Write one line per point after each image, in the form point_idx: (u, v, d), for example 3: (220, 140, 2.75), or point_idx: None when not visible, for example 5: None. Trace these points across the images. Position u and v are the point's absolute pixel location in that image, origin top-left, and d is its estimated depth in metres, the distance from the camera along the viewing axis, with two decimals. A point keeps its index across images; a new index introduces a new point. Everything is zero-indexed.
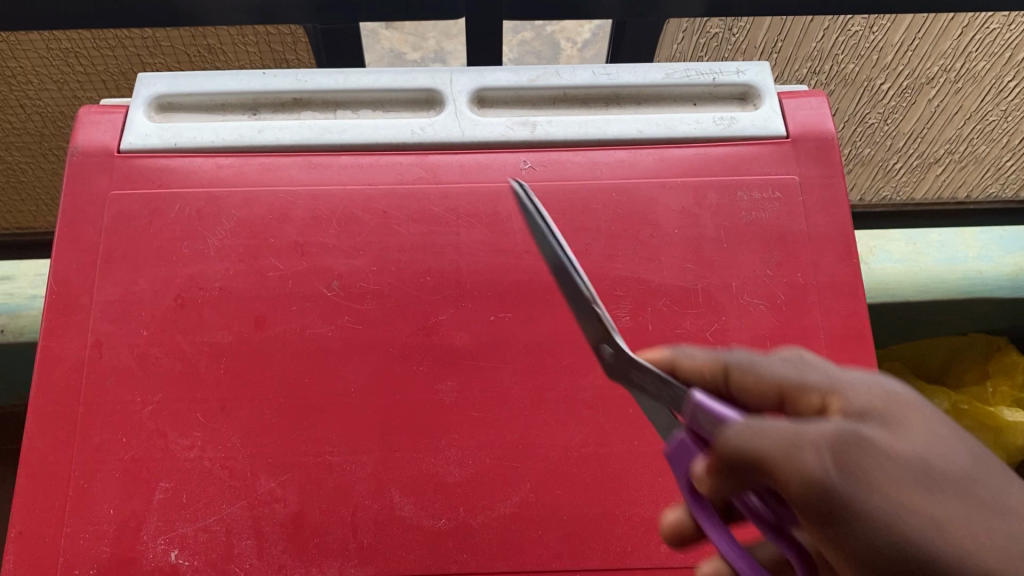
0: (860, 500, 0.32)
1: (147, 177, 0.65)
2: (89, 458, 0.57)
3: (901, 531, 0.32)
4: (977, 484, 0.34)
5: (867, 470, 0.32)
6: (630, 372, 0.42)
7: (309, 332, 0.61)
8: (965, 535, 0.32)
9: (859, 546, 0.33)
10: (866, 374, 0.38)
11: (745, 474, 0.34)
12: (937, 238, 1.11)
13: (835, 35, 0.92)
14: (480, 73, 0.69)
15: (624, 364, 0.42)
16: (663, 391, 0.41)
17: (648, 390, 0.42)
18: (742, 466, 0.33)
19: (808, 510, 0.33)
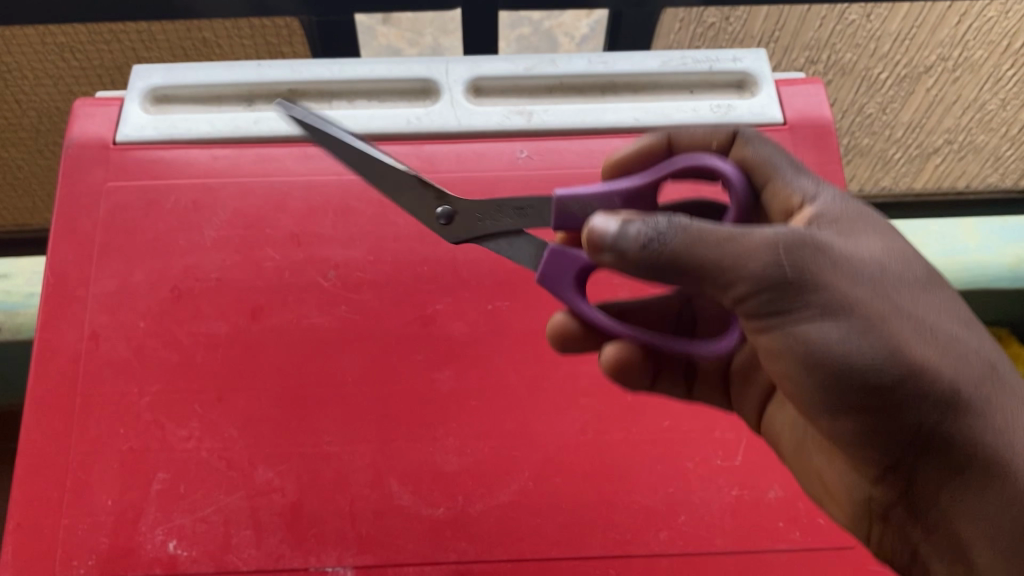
0: (809, 289, 0.41)
1: (142, 168, 0.65)
2: (87, 450, 0.57)
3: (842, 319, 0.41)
4: (905, 294, 0.43)
5: (816, 269, 0.41)
6: (477, 220, 0.52)
7: (306, 321, 0.61)
8: (892, 329, 0.42)
9: (803, 336, 0.42)
10: (816, 177, 0.48)
11: (689, 273, 0.41)
12: (935, 226, 0.88)
13: (833, 23, 0.91)
14: (475, 62, 0.69)
15: (472, 216, 0.51)
16: (518, 215, 0.51)
17: (505, 226, 0.51)
18: (698, 268, 0.41)
19: (764, 298, 0.41)
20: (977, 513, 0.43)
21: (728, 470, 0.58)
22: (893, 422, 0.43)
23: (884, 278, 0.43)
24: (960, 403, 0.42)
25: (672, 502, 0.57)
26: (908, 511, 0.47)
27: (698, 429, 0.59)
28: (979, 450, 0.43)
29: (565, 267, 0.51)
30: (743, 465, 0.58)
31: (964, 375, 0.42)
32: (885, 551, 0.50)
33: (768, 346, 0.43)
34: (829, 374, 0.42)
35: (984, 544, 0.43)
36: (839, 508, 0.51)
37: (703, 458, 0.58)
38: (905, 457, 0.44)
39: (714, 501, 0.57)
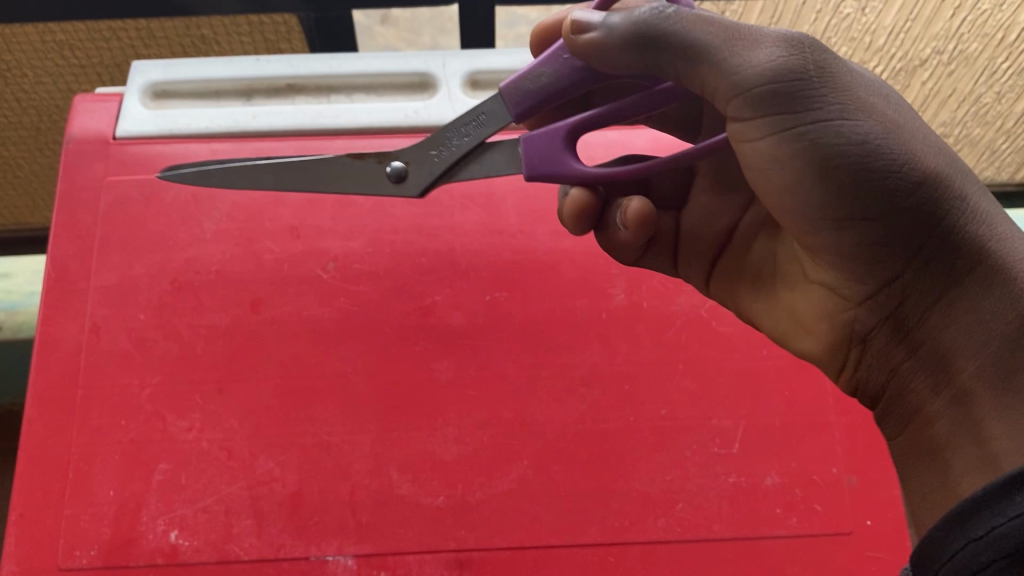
0: (817, 84, 0.42)
1: (142, 163, 0.66)
2: (88, 441, 0.57)
3: (847, 120, 0.42)
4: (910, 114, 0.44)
5: (824, 66, 0.42)
6: (433, 157, 0.50)
7: (306, 313, 0.62)
8: (898, 136, 0.43)
9: (807, 135, 0.43)
10: None
11: (688, 52, 0.44)
12: None
13: (828, 17, 0.94)
14: (472, 57, 0.70)
15: (425, 153, 0.50)
16: (474, 128, 0.50)
17: (466, 145, 0.50)
18: (693, 46, 0.43)
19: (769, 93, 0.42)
20: (969, 324, 0.43)
21: (725, 458, 0.58)
22: (889, 226, 0.44)
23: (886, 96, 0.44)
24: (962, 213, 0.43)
25: (669, 489, 0.57)
26: (893, 328, 0.47)
27: (696, 417, 0.59)
28: (980, 259, 0.43)
29: (547, 138, 0.50)
30: (741, 452, 0.59)
31: (966, 189, 0.43)
32: (862, 381, 0.51)
33: (764, 150, 0.45)
34: (830, 175, 0.43)
35: (972, 356, 0.43)
36: (813, 338, 0.52)
37: (701, 445, 0.59)
38: (897, 269, 0.45)
39: (713, 488, 0.57)
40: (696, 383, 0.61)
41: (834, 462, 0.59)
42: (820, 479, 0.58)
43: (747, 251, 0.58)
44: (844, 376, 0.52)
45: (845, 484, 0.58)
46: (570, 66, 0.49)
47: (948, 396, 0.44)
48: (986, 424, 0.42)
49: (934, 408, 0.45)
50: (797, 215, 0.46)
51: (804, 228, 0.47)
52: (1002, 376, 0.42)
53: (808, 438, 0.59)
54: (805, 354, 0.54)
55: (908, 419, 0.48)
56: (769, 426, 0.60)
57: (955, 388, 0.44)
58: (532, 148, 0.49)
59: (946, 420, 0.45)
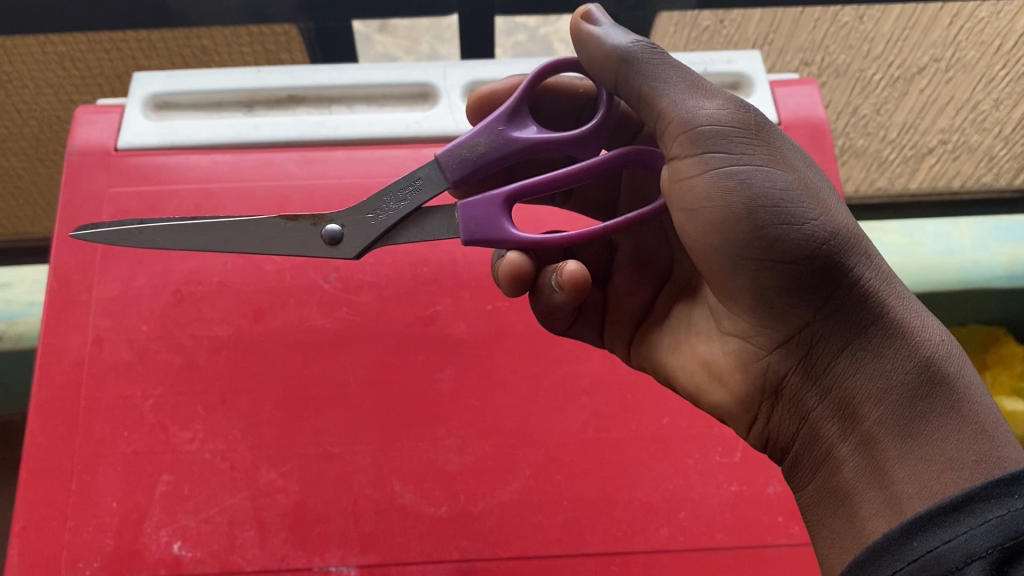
0: (750, 136, 0.45)
1: (144, 174, 0.66)
2: (91, 452, 0.57)
3: (775, 170, 0.44)
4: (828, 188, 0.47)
5: (759, 124, 0.45)
6: (370, 220, 0.50)
7: (308, 323, 0.62)
8: (816, 195, 0.44)
9: (739, 173, 0.44)
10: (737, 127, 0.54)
11: (653, 81, 0.47)
12: (930, 226, 0.83)
13: (826, 25, 0.94)
14: (472, 67, 0.70)
15: (362, 216, 0.50)
16: (411, 192, 0.50)
17: (405, 209, 0.50)
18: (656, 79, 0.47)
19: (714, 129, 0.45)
20: (873, 372, 0.43)
21: (727, 467, 0.59)
22: (805, 275, 0.44)
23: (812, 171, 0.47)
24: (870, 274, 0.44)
25: (671, 498, 0.57)
26: (804, 375, 0.46)
27: (697, 426, 0.60)
28: (883, 314, 0.44)
29: (486, 202, 0.49)
30: (742, 461, 0.59)
31: (872, 255, 0.45)
32: (771, 434, 0.49)
33: (697, 192, 0.45)
34: (757, 218, 0.43)
35: (875, 403, 0.43)
36: (726, 388, 0.50)
37: (702, 454, 0.59)
38: (808, 318, 0.45)
39: (714, 497, 0.58)
40: None
41: None
42: None
43: (659, 323, 0.56)
44: (754, 431, 0.50)
45: None
46: (505, 138, 0.51)
47: (852, 443, 0.44)
48: (886, 468, 0.42)
49: (840, 453, 0.44)
50: (717, 258, 0.46)
51: (722, 270, 0.46)
52: (900, 423, 0.42)
53: None
54: (716, 408, 0.52)
55: (812, 471, 0.47)
56: None
57: (860, 434, 0.43)
58: (471, 211, 0.49)
59: (851, 466, 0.44)
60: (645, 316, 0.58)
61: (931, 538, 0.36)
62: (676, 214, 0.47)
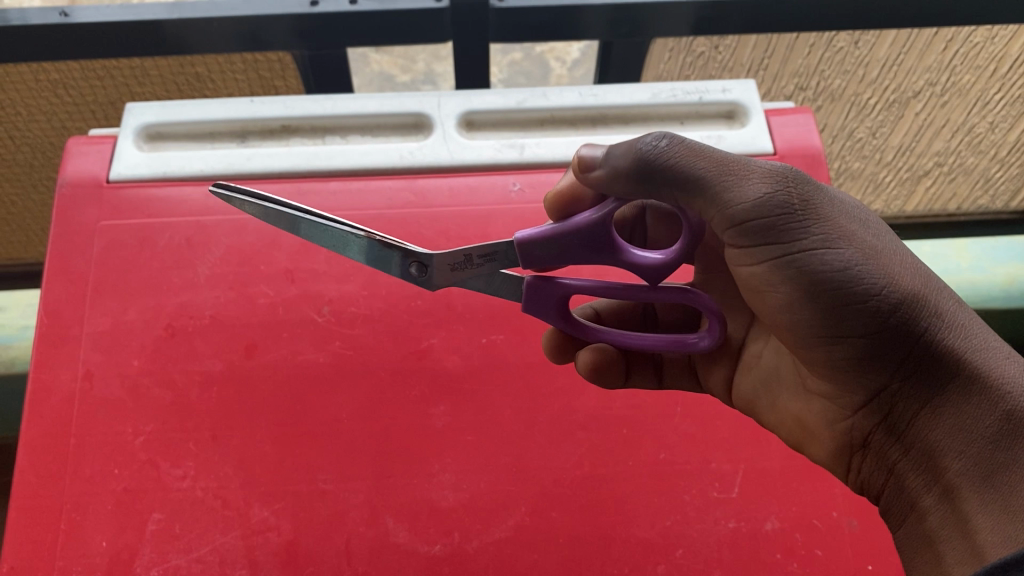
0: (800, 214, 0.42)
1: (136, 206, 0.66)
2: (81, 490, 0.57)
3: (840, 250, 0.42)
4: (890, 236, 0.45)
5: (811, 202, 0.42)
6: (452, 271, 0.49)
7: (300, 357, 0.61)
8: (885, 258, 0.43)
9: (796, 261, 0.42)
10: None
11: (687, 186, 0.43)
12: (927, 246, 0.83)
13: (821, 50, 0.92)
14: (467, 97, 0.70)
15: (448, 266, 0.49)
16: (487, 262, 0.49)
17: (486, 269, 0.49)
18: (692, 177, 0.43)
19: (758, 229, 0.42)
20: (953, 427, 0.43)
21: (724, 503, 0.58)
22: (877, 346, 0.43)
23: (872, 224, 0.45)
24: (948, 332, 0.42)
25: (669, 535, 0.57)
26: (887, 432, 0.47)
27: (694, 461, 0.59)
28: (956, 369, 0.42)
29: (549, 289, 0.51)
30: (741, 496, 0.58)
31: (948, 305, 0.43)
32: (865, 480, 0.51)
33: (762, 284, 0.45)
34: (820, 300, 0.43)
35: (956, 455, 0.43)
36: (817, 444, 0.52)
37: (700, 490, 0.58)
38: (885, 381, 0.45)
39: (712, 534, 0.57)
40: (694, 427, 0.60)
41: (834, 505, 0.58)
42: (821, 522, 0.57)
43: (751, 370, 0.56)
44: (850, 478, 0.52)
45: (846, 528, 0.57)
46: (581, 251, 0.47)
47: (939, 493, 0.44)
48: (969, 518, 0.42)
49: (927, 502, 0.45)
50: (789, 335, 0.46)
51: (795, 345, 0.46)
52: (983, 476, 0.41)
53: (807, 479, 0.58)
54: (814, 458, 0.53)
55: (905, 515, 0.48)
56: (769, 469, 0.59)
57: (943, 484, 0.44)
58: (530, 292, 0.51)
59: (937, 515, 0.44)
60: (739, 357, 0.57)
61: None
62: (747, 292, 0.47)
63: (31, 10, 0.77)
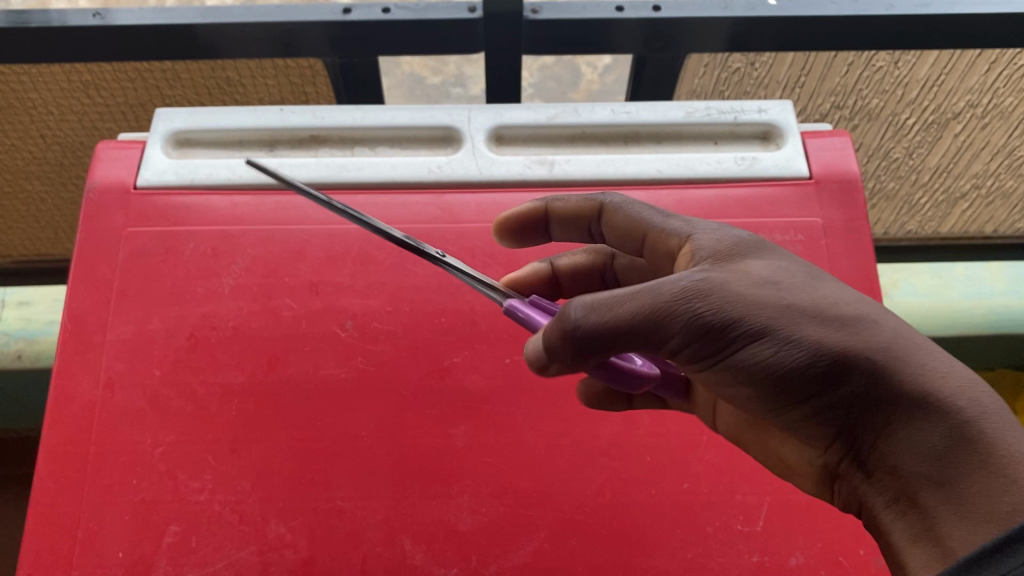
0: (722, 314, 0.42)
1: (161, 214, 0.65)
2: (98, 499, 0.57)
3: (764, 338, 0.42)
4: (811, 286, 0.44)
5: (727, 305, 0.42)
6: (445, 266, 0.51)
7: (322, 373, 0.61)
8: (802, 322, 0.42)
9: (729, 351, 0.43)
10: (701, 221, 0.49)
11: (621, 343, 0.43)
12: (960, 270, 0.95)
13: (859, 69, 0.90)
14: (498, 111, 0.70)
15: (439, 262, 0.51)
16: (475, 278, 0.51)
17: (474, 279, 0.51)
18: (619, 335, 0.42)
19: (690, 338, 0.42)
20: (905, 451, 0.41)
21: (748, 536, 0.57)
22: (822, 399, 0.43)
23: (789, 282, 0.43)
24: (888, 378, 0.41)
25: (690, 567, 0.56)
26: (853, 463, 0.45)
27: (719, 492, 0.58)
28: (897, 401, 0.41)
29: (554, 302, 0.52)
30: (764, 530, 0.57)
31: (884, 343, 0.41)
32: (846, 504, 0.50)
33: (706, 375, 0.45)
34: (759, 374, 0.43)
35: (909, 474, 0.41)
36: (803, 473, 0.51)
37: (723, 522, 0.57)
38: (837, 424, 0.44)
39: (735, 568, 0.56)
40: (720, 457, 0.59)
41: (862, 543, 0.56)
42: (847, 560, 0.56)
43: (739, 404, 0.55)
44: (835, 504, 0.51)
45: (872, 565, 0.56)
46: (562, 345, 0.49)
47: (898, 507, 0.43)
48: (933, 531, 0.40)
49: (886, 517, 0.44)
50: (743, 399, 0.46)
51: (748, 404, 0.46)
52: (938, 486, 0.40)
53: (835, 514, 0.57)
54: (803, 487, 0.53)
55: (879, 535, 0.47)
56: (796, 503, 0.57)
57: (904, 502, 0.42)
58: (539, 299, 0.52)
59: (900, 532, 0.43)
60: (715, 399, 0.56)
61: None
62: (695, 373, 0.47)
63: (67, 11, 0.77)
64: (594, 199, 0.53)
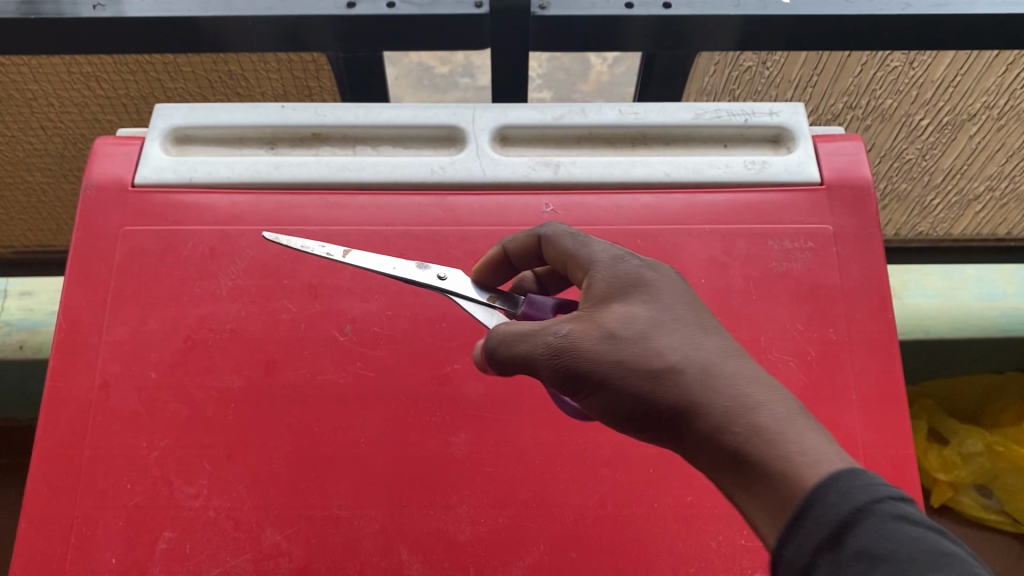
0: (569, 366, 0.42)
1: (159, 213, 0.64)
2: (92, 504, 0.56)
3: (599, 387, 0.42)
4: (655, 334, 0.42)
5: (572, 356, 0.42)
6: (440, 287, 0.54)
7: (320, 378, 0.60)
8: (631, 366, 0.41)
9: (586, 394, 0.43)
10: (605, 251, 0.47)
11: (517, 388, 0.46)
12: (972, 272, 0.99)
13: (873, 70, 0.88)
14: (503, 111, 0.68)
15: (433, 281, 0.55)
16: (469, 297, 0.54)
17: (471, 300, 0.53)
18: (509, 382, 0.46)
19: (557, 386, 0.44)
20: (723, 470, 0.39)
21: (752, 551, 0.55)
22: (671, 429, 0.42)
23: (633, 331, 0.42)
24: (693, 422, 0.40)
25: None
26: None
27: (723, 505, 0.57)
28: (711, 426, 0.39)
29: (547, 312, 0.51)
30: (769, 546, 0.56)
31: (693, 389, 0.40)
32: None
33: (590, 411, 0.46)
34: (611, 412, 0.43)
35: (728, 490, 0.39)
36: None
37: (726, 537, 0.56)
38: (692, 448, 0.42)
39: None
40: None
41: None
42: None
43: None
44: None
45: None
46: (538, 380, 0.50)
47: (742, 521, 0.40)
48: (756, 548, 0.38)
49: None
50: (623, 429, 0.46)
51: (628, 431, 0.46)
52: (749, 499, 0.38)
53: None
54: None
55: None
56: None
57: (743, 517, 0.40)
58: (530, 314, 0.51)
59: None
60: None
61: (842, 565, 0.32)
62: None
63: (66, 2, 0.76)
64: (532, 234, 0.51)
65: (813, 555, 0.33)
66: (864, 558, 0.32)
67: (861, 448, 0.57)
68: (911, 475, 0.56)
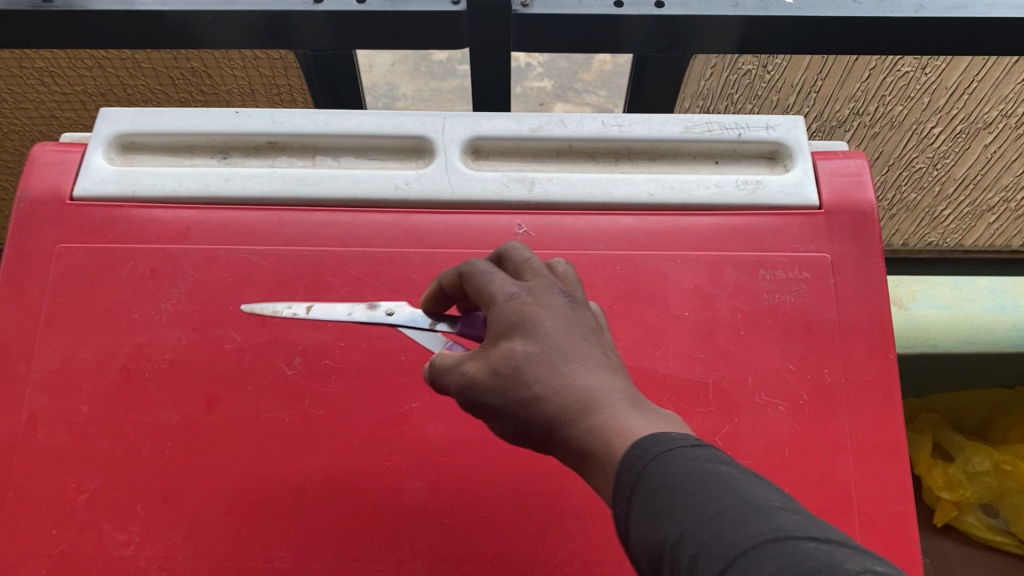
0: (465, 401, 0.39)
1: (98, 228, 0.59)
2: (13, 551, 0.51)
3: (494, 416, 0.39)
4: (526, 361, 0.37)
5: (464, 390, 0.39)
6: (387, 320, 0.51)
7: (265, 416, 0.55)
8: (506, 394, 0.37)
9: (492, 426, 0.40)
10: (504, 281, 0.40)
11: None
12: (983, 283, 1.04)
13: (883, 74, 0.81)
14: (475, 120, 0.63)
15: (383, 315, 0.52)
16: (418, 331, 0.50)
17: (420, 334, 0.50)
18: None
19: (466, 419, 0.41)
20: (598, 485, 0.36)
21: None
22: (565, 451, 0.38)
23: (509, 366, 0.37)
24: (570, 456, 0.36)
25: None
26: None
27: None
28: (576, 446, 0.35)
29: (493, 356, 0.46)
30: None
31: (557, 411, 0.36)
32: None
33: None
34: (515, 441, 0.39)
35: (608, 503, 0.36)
36: None
37: None
38: None
39: None
40: None
41: None
42: None
43: None
44: None
45: None
46: None
47: None
48: None
49: None
50: None
51: None
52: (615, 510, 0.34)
53: None
54: None
55: None
56: None
57: None
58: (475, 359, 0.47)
59: None
60: None
61: (645, 502, 0.31)
62: None
63: None
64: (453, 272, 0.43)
65: (626, 505, 0.32)
66: (657, 491, 0.31)
67: (855, 504, 0.52)
68: (908, 536, 0.52)
